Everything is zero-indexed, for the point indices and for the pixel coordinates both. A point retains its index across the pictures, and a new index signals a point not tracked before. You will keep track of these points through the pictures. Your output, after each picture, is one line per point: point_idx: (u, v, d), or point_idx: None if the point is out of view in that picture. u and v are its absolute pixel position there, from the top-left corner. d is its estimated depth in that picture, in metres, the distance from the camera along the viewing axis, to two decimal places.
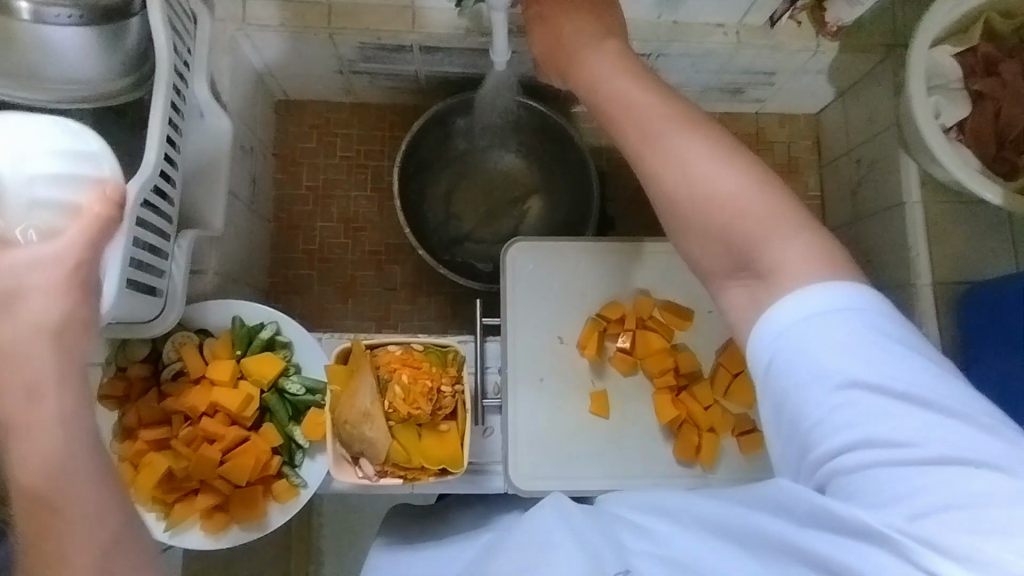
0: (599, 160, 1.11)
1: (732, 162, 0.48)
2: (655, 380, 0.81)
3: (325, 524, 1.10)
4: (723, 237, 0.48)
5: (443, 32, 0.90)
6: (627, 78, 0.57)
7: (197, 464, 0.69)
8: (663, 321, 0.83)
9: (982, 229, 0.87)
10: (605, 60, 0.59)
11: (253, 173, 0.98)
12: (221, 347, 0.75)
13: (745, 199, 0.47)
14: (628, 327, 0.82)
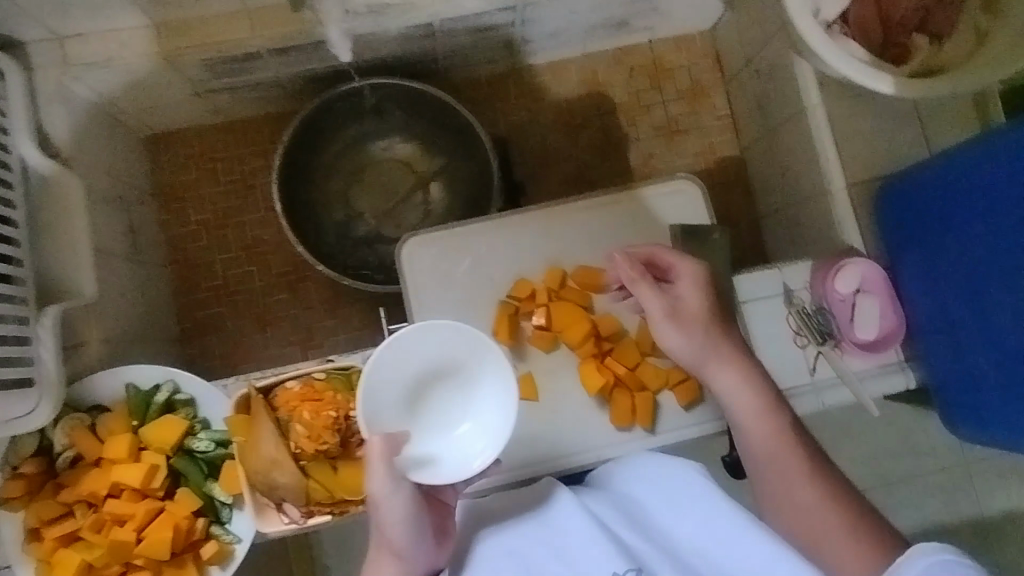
0: (495, 128, 1.05)
1: (823, 501, 0.54)
2: (577, 351, 0.77)
3: (300, 555, 1.07)
4: (798, 518, 0.55)
5: (288, 31, 0.82)
6: (741, 375, 0.61)
7: (112, 548, 0.67)
8: (576, 286, 0.79)
9: (890, 120, 0.83)
10: (718, 353, 0.62)
11: (130, 223, 0.91)
12: (116, 421, 0.71)
13: (821, 519, 0.54)
14: (539, 303, 0.77)
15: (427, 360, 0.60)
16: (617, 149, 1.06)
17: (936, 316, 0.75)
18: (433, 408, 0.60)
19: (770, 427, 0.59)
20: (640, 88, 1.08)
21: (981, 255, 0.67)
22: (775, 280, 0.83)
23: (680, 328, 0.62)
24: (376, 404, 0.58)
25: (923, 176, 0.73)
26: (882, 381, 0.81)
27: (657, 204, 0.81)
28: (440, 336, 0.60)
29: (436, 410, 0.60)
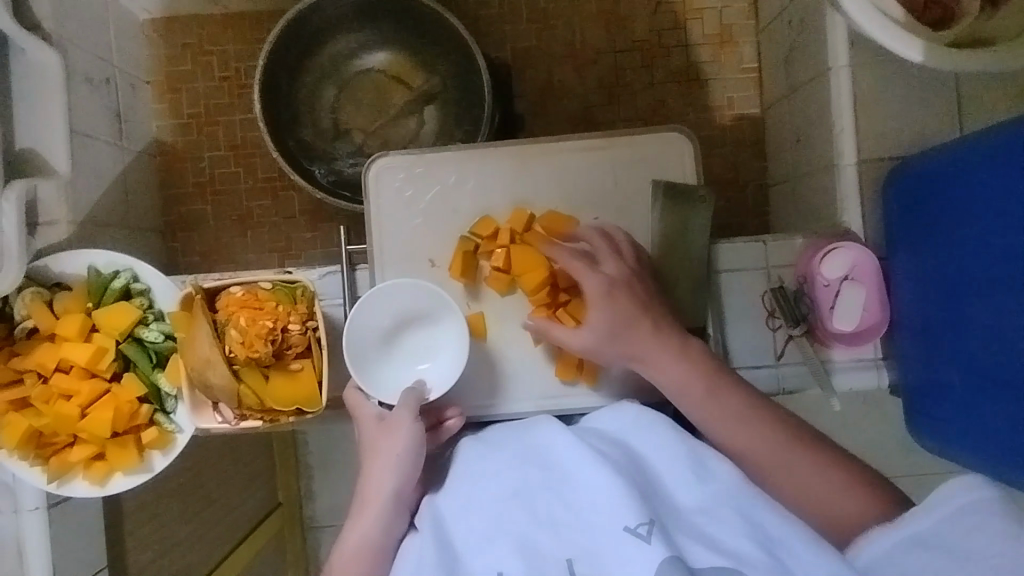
0: (501, 54, 0.99)
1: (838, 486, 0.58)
2: (532, 297, 0.73)
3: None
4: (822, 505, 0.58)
5: None
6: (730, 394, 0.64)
7: (57, 419, 0.71)
8: (544, 230, 0.74)
9: (924, 92, 0.74)
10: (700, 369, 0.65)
11: (117, 106, 0.91)
12: (72, 301, 0.73)
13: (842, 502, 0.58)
14: (500, 243, 0.73)
15: (393, 313, 0.70)
16: (627, 92, 0.99)
17: (917, 317, 0.69)
18: (408, 345, 0.71)
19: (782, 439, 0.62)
20: (662, 28, 0.99)
21: (969, 254, 0.61)
22: (757, 254, 0.77)
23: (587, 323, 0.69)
24: (366, 366, 0.69)
25: (932, 162, 0.66)
26: (853, 376, 0.77)
27: (642, 155, 0.75)
28: (390, 297, 0.69)
29: (408, 344, 0.71)
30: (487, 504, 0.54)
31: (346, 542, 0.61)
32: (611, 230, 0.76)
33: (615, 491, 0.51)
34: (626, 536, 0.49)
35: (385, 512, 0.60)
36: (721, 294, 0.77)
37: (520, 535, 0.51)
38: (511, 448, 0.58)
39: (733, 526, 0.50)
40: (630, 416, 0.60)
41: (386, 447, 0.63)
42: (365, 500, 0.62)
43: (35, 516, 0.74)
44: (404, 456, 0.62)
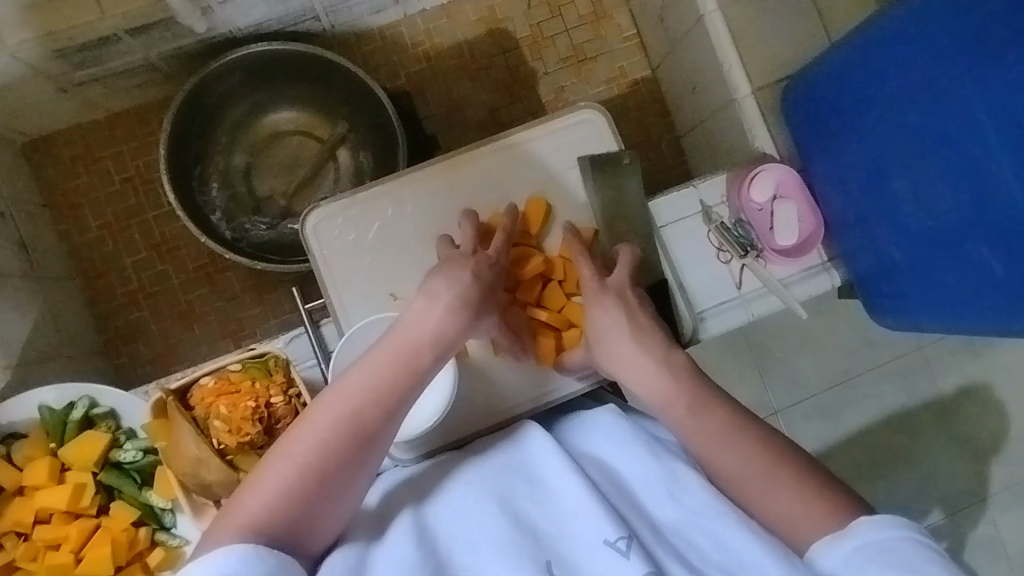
0: (396, 82, 1.01)
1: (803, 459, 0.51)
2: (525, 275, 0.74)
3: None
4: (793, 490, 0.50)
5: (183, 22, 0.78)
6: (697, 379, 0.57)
7: (51, 573, 0.66)
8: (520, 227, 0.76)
9: (789, 15, 0.80)
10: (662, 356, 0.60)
11: (18, 238, 0.86)
12: (33, 446, 0.68)
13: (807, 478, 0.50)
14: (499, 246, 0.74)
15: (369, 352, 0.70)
16: (526, 87, 1.02)
17: (849, 211, 0.74)
18: None
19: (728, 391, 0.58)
20: (540, 19, 1.03)
21: (881, 139, 0.66)
22: (691, 199, 0.81)
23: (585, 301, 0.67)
24: None
25: (822, 72, 0.72)
26: (809, 284, 0.81)
27: (560, 136, 0.78)
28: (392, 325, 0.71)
29: None
30: (458, 521, 0.51)
31: (371, 365, 0.54)
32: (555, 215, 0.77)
33: (595, 505, 0.49)
34: (605, 550, 0.47)
35: (425, 349, 0.57)
36: (668, 245, 0.80)
37: (503, 544, 0.48)
38: (493, 470, 0.54)
39: (697, 543, 0.48)
40: (611, 425, 0.58)
41: (424, 320, 0.59)
42: (407, 332, 0.57)
43: None
44: (428, 329, 0.58)
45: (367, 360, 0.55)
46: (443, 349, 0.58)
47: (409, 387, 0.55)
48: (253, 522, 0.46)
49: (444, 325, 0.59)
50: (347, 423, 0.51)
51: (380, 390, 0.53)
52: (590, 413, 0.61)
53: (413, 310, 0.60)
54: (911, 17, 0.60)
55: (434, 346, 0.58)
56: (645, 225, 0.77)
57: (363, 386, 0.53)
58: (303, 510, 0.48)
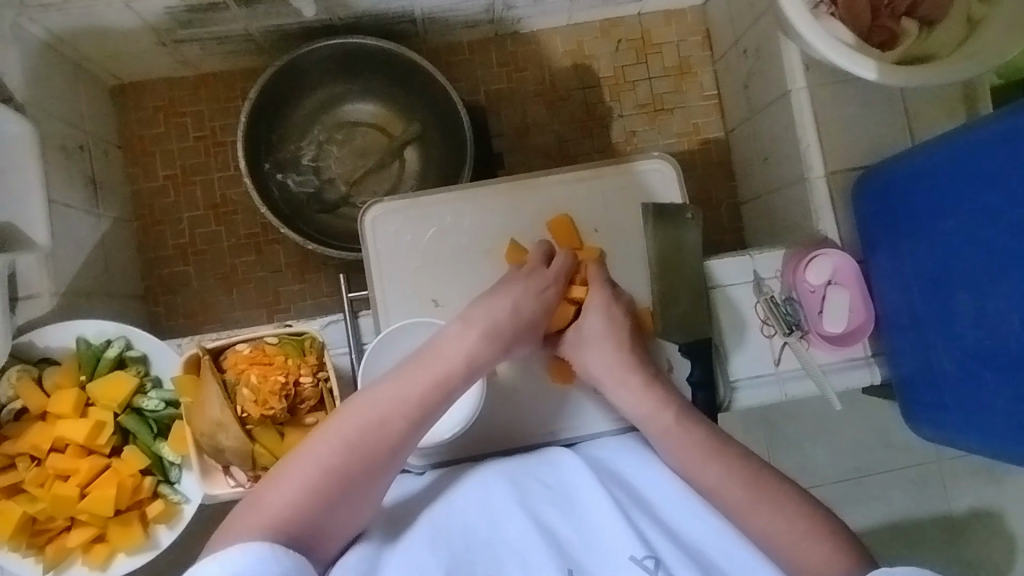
0: (474, 97, 1.03)
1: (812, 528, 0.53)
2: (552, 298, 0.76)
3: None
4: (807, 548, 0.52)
5: None
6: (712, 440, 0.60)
7: (54, 502, 0.67)
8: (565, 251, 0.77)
9: (875, 109, 0.80)
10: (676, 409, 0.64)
11: (91, 174, 0.89)
12: (63, 375, 0.70)
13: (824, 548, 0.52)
14: None
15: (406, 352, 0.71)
16: (598, 125, 1.04)
17: (903, 311, 0.73)
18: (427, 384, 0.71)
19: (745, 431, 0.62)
20: (626, 63, 1.05)
21: (949, 250, 0.65)
22: (745, 267, 0.81)
23: (604, 320, 0.72)
24: None
25: (902, 168, 0.71)
26: (846, 376, 0.80)
27: (627, 179, 0.79)
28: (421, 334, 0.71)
29: None
30: (479, 524, 0.54)
31: (403, 381, 0.59)
32: (612, 253, 0.78)
33: (621, 525, 0.52)
34: (631, 566, 0.49)
35: (454, 371, 0.61)
36: (715, 308, 0.80)
37: (529, 552, 0.51)
38: (522, 472, 0.58)
39: (721, 566, 0.51)
40: (634, 457, 0.62)
41: (453, 342, 0.63)
42: (440, 351, 0.62)
43: None
44: (456, 352, 0.62)
45: (401, 375, 0.59)
46: (472, 372, 0.63)
47: (433, 407, 0.59)
48: (275, 516, 0.49)
49: (475, 351, 0.63)
50: (372, 431, 0.55)
51: (405, 408, 0.57)
52: (616, 444, 0.65)
53: (448, 332, 0.64)
54: (996, 134, 0.58)
55: (460, 368, 0.62)
56: (694, 284, 0.77)
57: (392, 399, 0.57)
58: (324, 511, 0.51)
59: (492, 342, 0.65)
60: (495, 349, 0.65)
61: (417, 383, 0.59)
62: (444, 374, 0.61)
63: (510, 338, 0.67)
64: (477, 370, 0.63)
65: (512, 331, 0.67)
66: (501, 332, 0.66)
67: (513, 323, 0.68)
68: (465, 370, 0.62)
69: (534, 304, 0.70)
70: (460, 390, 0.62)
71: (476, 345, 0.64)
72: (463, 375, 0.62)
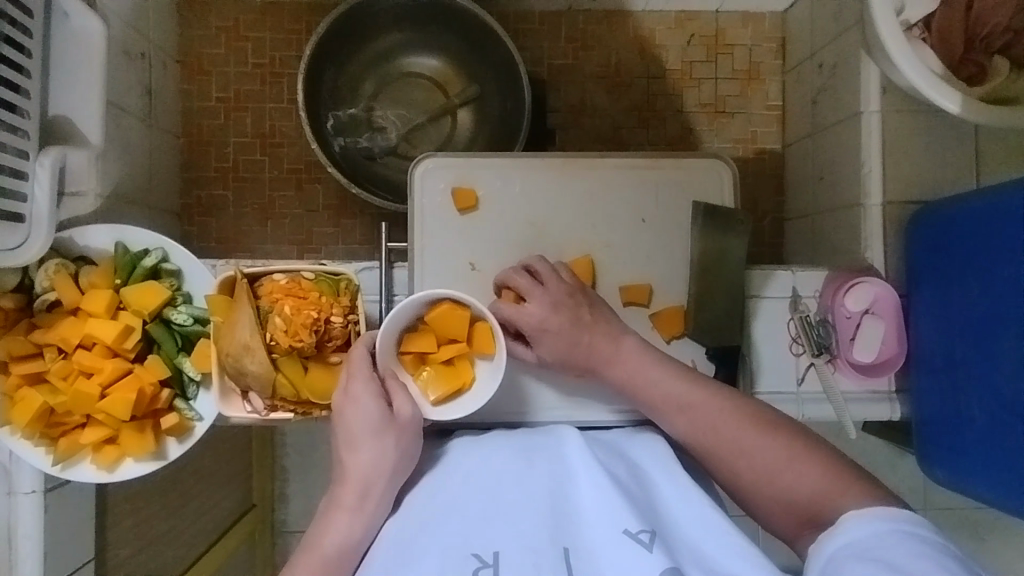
0: (538, 68, 1.02)
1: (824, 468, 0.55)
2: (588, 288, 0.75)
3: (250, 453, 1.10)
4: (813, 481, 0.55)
5: None
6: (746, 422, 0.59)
7: (75, 398, 0.68)
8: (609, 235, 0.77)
9: (947, 144, 0.79)
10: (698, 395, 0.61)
11: (147, 82, 0.89)
12: (98, 276, 0.70)
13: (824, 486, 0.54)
14: None
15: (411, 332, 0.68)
16: (656, 117, 1.03)
17: (937, 351, 0.72)
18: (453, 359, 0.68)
19: (765, 424, 0.58)
20: (695, 59, 1.03)
21: (1003, 298, 0.64)
22: (785, 282, 0.80)
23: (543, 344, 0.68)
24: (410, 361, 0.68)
25: (961, 208, 0.69)
26: (867, 407, 0.79)
27: (681, 175, 0.78)
28: None
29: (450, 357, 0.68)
30: (476, 497, 0.54)
31: (327, 516, 0.55)
32: (654, 245, 0.77)
33: (616, 499, 0.51)
34: (625, 540, 0.48)
35: (353, 494, 0.55)
36: (748, 318, 0.79)
37: (522, 521, 0.51)
38: (529, 447, 0.58)
39: (715, 558, 0.49)
40: (649, 447, 0.61)
41: (346, 462, 0.57)
42: (327, 511, 0.55)
43: (30, 499, 0.71)
44: (359, 470, 0.56)
45: (324, 514, 0.56)
46: (381, 477, 0.56)
47: (361, 519, 0.55)
48: None
49: (369, 461, 0.56)
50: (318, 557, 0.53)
51: (334, 521, 0.54)
52: (633, 434, 0.64)
53: (342, 451, 0.58)
54: None
55: (366, 482, 0.56)
56: (732, 290, 0.76)
57: (325, 530, 0.54)
58: None
59: (373, 455, 0.56)
60: (388, 456, 0.57)
61: (338, 508, 0.55)
62: (353, 493, 0.55)
63: (398, 433, 0.58)
64: (382, 479, 0.56)
65: (392, 434, 0.58)
66: (387, 437, 0.57)
67: (388, 421, 0.58)
68: (368, 485, 0.56)
69: (371, 412, 0.58)
70: (382, 499, 0.56)
71: (363, 461, 0.56)
72: (370, 490, 0.56)
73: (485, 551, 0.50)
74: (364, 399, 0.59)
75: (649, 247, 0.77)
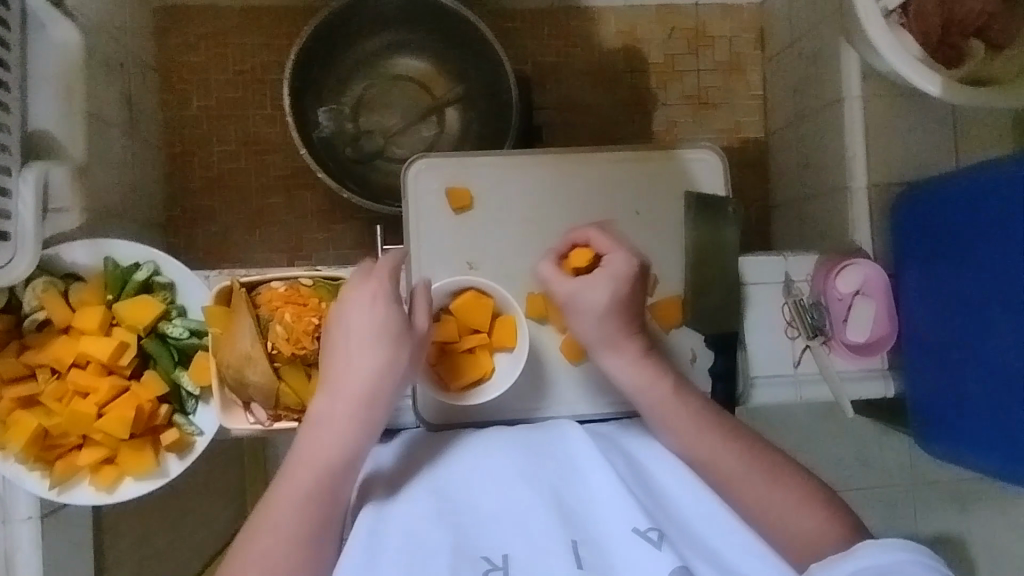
0: (522, 66, 1.02)
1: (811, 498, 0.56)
2: None
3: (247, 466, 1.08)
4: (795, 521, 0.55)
5: None
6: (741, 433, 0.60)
7: (71, 418, 0.66)
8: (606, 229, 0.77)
9: (927, 126, 0.81)
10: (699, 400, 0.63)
11: (127, 93, 0.87)
12: (89, 293, 0.69)
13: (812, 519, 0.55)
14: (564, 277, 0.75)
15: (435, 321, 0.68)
16: (641, 111, 1.04)
17: (929, 327, 0.74)
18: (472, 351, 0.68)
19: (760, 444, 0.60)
20: (676, 52, 1.04)
21: (991, 276, 0.65)
22: (777, 267, 0.81)
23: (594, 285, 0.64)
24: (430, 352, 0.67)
25: (947, 187, 0.71)
26: (864, 384, 0.80)
27: (672, 166, 0.79)
28: None
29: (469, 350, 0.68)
30: (485, 497, 0.53)
31: (318, 433, 0.54)
32: (650, 237, 0.78)
33: (624, 496, 0.51)
34: (633, 538, 0.49)
35: (352, 413, 0.55)
36: (744, 305, 0.80)
37: (531, 519, 0.51)
38: (534, 442, 0.57)
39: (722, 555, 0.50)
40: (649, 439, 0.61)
41: (344, 374, 0.56)
42: (320, 423, 0.55)
43: (27, 525, 0.69)
44: (359, 386, 0.55)
45: (313, 428, 0.55)
46: (380, 394, 0.56)
47: (357, 434, 0.55)
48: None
49: (370, 377, 0.55)
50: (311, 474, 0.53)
51: (328, 438, 0.54)
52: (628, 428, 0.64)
53: (338, 365, 0.56)
54: None
55: (366, 395, 0.55)
56: (728, 277, 0.77)
57: (317, 448, 0.54)
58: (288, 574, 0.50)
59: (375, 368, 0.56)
60: (389, 372, 0.56)
61: (332, 423, 0.54)
62: (351, 408, 0.55)
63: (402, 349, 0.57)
64: (382, 392, 0.56)
65: (395, 349, 0.57)
66: (390, 354, 0.56)
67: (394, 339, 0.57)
68: (368, 400, 0.55)
69: (375, 322, 0.56)
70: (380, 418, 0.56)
71: (364, 376, 0.55)
72: (370, 403, 0.55)
73: (495, 554, 0.49)
74: (366, 306, 0.57)
75: (646, 238, 0.78)
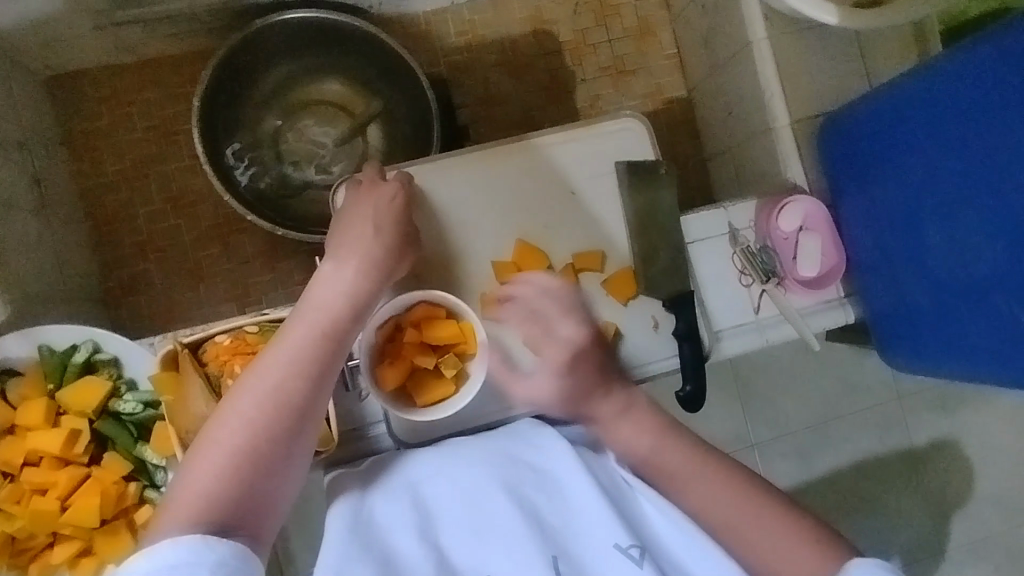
0: (435, 69, 1.01)
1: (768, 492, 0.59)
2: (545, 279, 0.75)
3: None
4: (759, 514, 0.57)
5: None
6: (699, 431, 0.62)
7: (34, 519, 0.64)
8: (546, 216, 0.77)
9: (835, 54, 0.82)
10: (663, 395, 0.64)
11: (33, 172, 0.83)
12: (30, 386, 0.66)
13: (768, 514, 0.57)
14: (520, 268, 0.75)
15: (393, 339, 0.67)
16: (563, 91, 1.04)
17: (874, 249, 0.75)
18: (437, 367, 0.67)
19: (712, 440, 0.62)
20: (585, 26, 1.04)
21: (919, 186, 0.67)
22: (720, 219, 0.82)
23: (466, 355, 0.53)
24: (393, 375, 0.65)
25: (865, 109, 0.72)
26: (825, 316, 0.82)
27: (599, 140, 0.78)
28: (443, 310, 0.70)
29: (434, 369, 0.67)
30: (461, 511, 0.52)
31: (304, 316, 0.54)
32: (590, 214, 0.78)
33: (606, 510, 0.50)
34: (615, 554, 0.49)
35: (341, 301, 0.56)
36: (693, 264, 0.80)
37: (513, 535, 0.50)
38: (515, 448, 0.56)
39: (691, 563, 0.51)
40: None
41: (335, 266, 0.58)
42: (311, 302, 0.56)
43: None
44: (350, 277, 0.57)
45: (300, 314, 0.55)
46: (369, 293, 0.58)
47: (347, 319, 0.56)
48: (201, 500, 0.45)
49: (362, 276, 0.58)
50: (300, 359, 0.52)
51: (315, 317, 0.54)
52: None
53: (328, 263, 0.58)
54: (957, 68, 0.60)
55: (357, 288, 0.57)
56: (674, 238, 0.77)
57: (303, 331, 0.53)
58: (257, 472, 0.48)
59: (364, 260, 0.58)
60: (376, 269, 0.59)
61: (325, 305, 0.55)
62: (341, 291, 0.57)
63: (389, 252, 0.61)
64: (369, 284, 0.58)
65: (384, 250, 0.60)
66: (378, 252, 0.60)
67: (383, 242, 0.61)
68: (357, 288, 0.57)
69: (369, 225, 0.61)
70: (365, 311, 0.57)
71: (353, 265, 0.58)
72: (360, 292, 0.57)
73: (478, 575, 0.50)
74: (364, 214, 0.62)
75: (587, 217, 0.78)
